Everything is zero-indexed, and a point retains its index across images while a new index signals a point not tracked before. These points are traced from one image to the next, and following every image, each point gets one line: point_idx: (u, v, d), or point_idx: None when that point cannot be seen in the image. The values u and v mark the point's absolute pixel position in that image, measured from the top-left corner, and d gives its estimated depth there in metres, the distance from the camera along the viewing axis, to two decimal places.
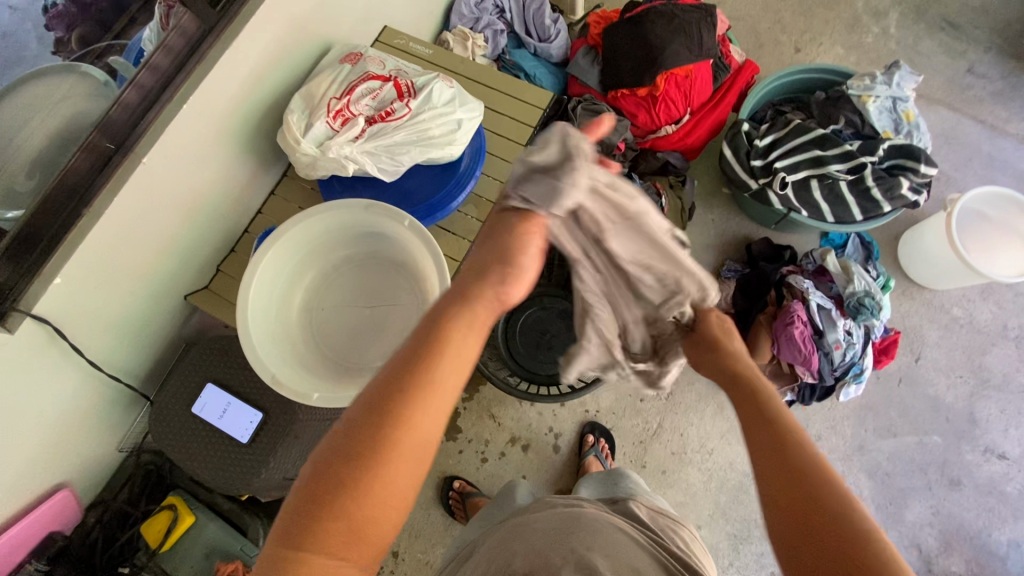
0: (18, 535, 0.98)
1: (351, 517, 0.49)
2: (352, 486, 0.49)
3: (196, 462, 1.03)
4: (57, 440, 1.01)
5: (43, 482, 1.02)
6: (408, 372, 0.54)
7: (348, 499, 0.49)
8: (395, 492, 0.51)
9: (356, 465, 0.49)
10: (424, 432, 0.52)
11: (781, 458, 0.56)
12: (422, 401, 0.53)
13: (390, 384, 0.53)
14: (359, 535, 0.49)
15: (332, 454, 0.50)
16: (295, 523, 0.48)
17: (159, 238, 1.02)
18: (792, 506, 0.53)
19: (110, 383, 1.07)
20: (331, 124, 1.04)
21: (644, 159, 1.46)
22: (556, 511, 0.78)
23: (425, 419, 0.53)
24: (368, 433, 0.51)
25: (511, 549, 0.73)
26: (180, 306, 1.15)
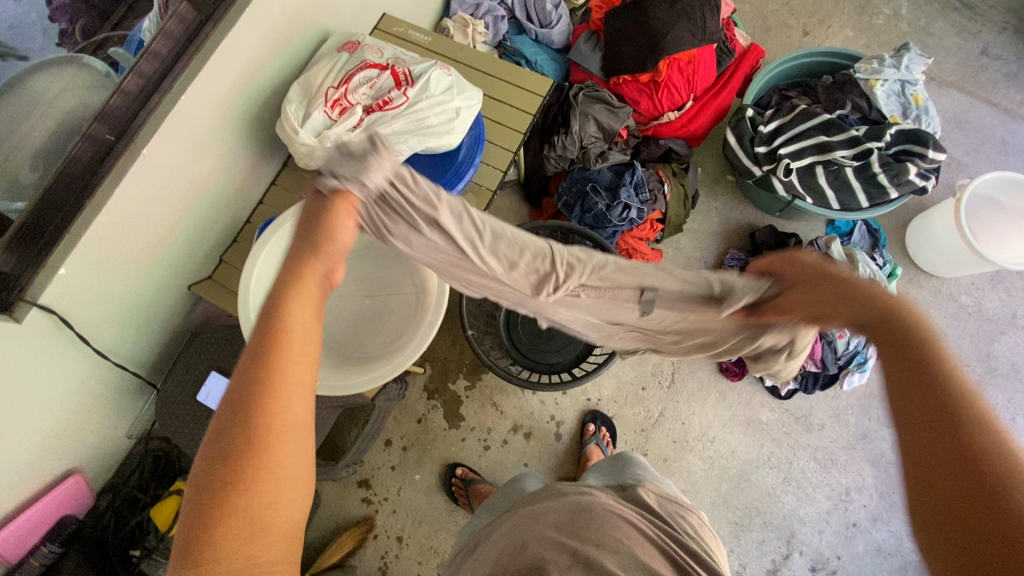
0: (33, 517, 1.01)
1: (243, 517, 0.42)
2: (232, 496, 0.42)
3: (202, 449, 1.06)
4: (67, 427, 1.03)
5: (55, 467, 1.05)
6: (254, 363, 0.44)
7: (237, 499, 0.42)
8: (286, 487, 0.44)
9: (235, 463, 0.42)
10: (293, 412, 0.45)
11: (939, 405, 0.40)
12: (278, 385, 0.44)
13: (236, 388, 0.43)
14: (259, 530, 0.43)
15: (207, 463, 0.42)
16: (183, 541, 0.42)
17: (161, 229, 1.03)
18: (942, 463, 0.39)
19: (118, 371, 1.09)
20: (328, 114, 1.04)
21: (647, 146, 1.44)
22: (566, 500, 0.77)
23: (294, 400, 0.45)
24: (238, 432, 0.42)
25: (522, 535, 0.73)
26: (184, 296, 1.17)
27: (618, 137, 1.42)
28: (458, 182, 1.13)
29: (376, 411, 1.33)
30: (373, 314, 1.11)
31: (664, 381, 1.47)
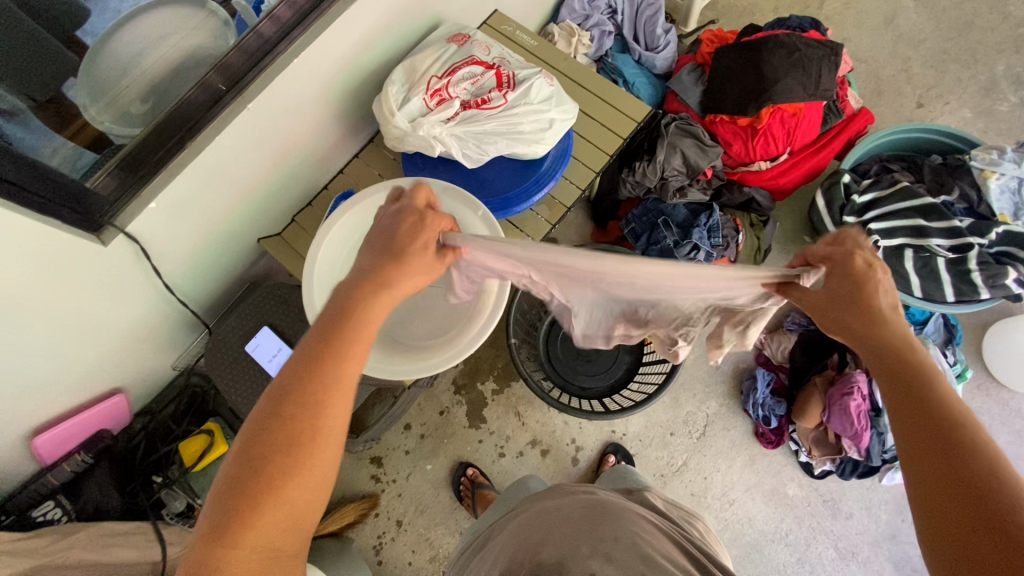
0: (78, 426, 1.08)
1: (287, 507, 0.51)
2: (287, 474, 0.51)
3: (239, 397, 1.09)
4: (122, 349, 1.08)
5: (103, 383, 1.10)
6: (314, 360, 0.55)
7: (282, 489, 0.50)
8: (324, 472, 0.53)
9: (292, 456, 0.51)
10: (332, 410, 0.54)
11: (929, 403, 0.52)
12: (332, 382, 0.55)
13: (288, 386, 0.54)
14: (291, 520, 0.51)
15: (261, 450, 0.51)
16: (223, 516, 0.49)
17: (247, 181, 1.06)
18: (949, 518, 0.47)
19: (178, 306, 1.13)
20: (426, 102, 1.05)
21: (729, 190, 1.40)
22: (580, 497, 0.76)
23: (331, 401, 0.54)
24: (295, 428, 0.52)
25: (538, 534, 0.70)
26: (252, 248, 1.21)
27: (701, 175, 1.38)
28: (536, 193, 1.12)
29: (404, 396, 1.34)
30: (425, 302, 1.11)
31: (694, 431, 1.43)
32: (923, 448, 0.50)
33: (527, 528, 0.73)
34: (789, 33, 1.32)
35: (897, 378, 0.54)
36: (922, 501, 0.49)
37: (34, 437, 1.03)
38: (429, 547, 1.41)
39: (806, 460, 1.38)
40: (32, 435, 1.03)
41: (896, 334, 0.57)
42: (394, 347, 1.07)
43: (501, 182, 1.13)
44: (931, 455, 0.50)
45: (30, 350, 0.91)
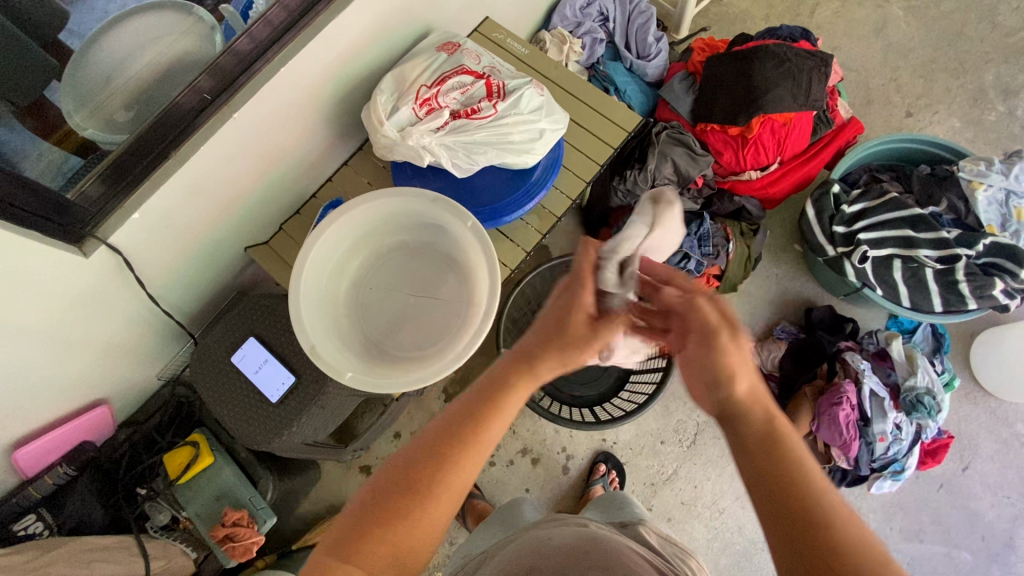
0: (60, 439, 1.06)
1: (391, 547, 0.53)
2: (403, 519, 0.53)
3: (224, 409, 1.07)
4: (105, 360, 1.06)
5: (87, 394, 1.09)
6: (445, 439, 0.56)
7: (392, 531, 0.53)
8: (432, 527, 0.54)
9: (406, 501, 0.53)
10: (446, 497, 0.54)
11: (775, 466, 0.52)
12: (446, 482, 0.54)
13: (415, 452, 0.56)
14: (396, 561, 0.53)
15: (388, 488, 0.54)
16: (344, 536, 0.53)
17: (233, 190, 1.05)
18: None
19: (163, 316, 1.12)
20: (416, 111, 1.04)
21: (720, 200, 1.40)
22: (572, 528, 0.74)
23: (442, 487, 0.54)
24: (418, 474, 0.54)
25: (528, 559, 0.70)
26: (239, 256, 1.20)
27: (692, 184, 1.38)
28: (526, 203, 1.11)
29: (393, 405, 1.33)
30: (411, 313, 1.11)
31: (685, 440, 1.43)
32: (781, 526, 0.50)
33: (517, 554, 0.72)
34: (779, 43, 1.32)
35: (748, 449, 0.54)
36: (777, 543, 0.50)
37: (14, 451, 1.01)
38: (419, 556, 1.40)
39: None
40: (12, 449, 1.01)
41: (745, 397, 0.56)
42: (383, 358, 1.07)
43: (491, 192, 1.12)
44: (791, 536, 0.49)
45: (9, 365, 0.89)
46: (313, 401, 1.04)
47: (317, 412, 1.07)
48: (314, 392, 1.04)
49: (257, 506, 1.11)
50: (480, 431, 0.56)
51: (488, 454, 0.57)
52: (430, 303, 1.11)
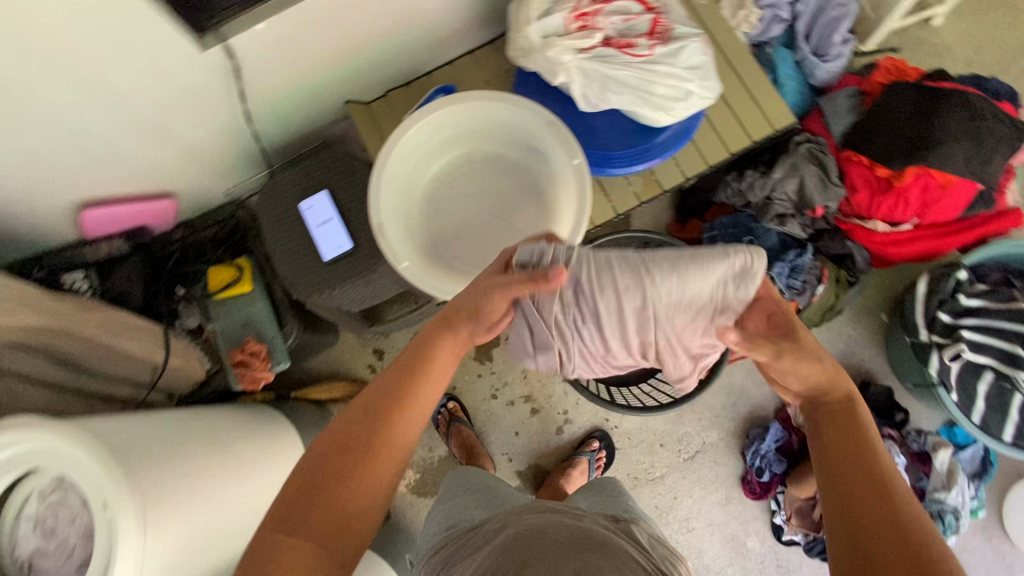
0: (126, 216, 1.11)
1: (331, 512, 0.59)
2: (333, 481, 0.60)
3: (277, 248, 1.08)
4: (185, 159, 1.07)
5: (158, 185, 1.11)
6: (377, 412, 0.64)
7: (327, 498, 0.59)
8: (371, 490, 0.61)
9: (335, 474, 0.60)
10: (374, 471, 0.62)
11: (859, 466, 0.58)
12: (378, 444, 0.63)
13: (351, 433, 0.63)
14: (343, 527, 0.59)
15: (319, 463, 0.61)
16: (283, 510, 0.59)
17: (357, 38, 0.99)
18: (894, 555, 0.52)
19: (249, 137, 1.11)
20: (567, 23, 0.94)
21: (831, 238, 1.29)
22: (567, 524, 0.75)
23: (380, 445, 0.63)
24: (348, 440, 0.62)
25: (528, 552, 0.70)
26: (336, 107, 1.16)
27: (809, 210, 1.26)
28: (639, 162, 1.02)
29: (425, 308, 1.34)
30: (481, 228, 1.08)
31: (683, 452, 1.41)
32: (853, 500, 0.56)
33: (514, 541, 0.73)
34: (979, 96, 1.15)
35: (835, 449, 0.60)
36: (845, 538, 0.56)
37: (85, 211, 1.06)
38: None
39: (778, 523, 1.36)
40: (82, 207, 1.06)
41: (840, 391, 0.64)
42: (442, 263, 1.05)
43: (607, 137, 1.04)
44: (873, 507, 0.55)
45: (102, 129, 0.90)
46: (363, 274, 1.04)
47: (362, 285, 1.06)
48: (367, 266, 1.04)
49: (277, 347, 1.16)
50: (401, 405, 0.65)
51: (410, 427, 0.65)
52: (503, 227, 1.07)
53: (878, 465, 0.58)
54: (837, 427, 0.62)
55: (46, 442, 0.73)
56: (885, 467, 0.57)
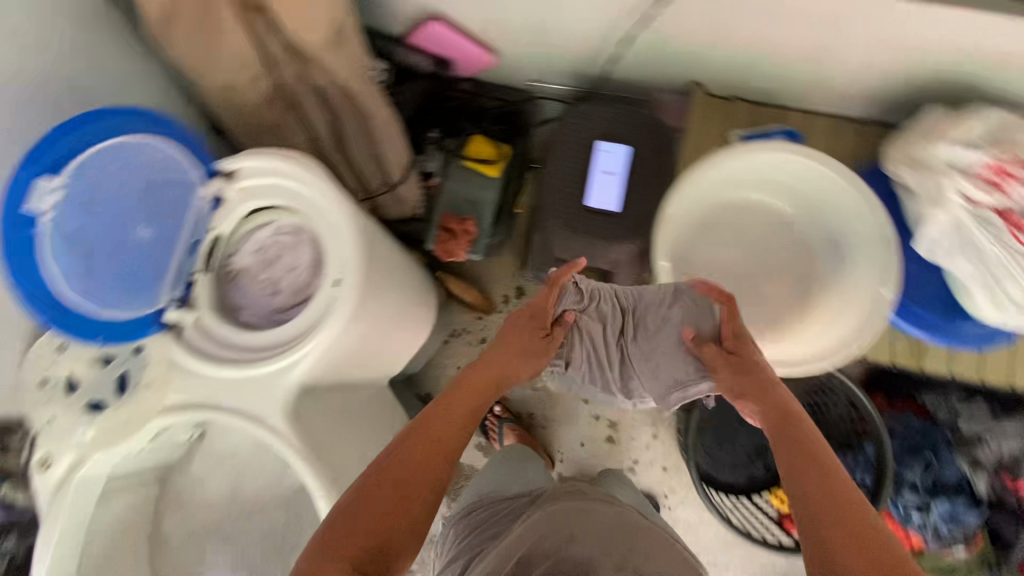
0: (456, 44, 1.09)
1: (375, 527, 0.57)
2: (379, 494, 0.59)
3: (550, 163, 1.04)
4: (532, 38, 1.04)
5: (487, 40, 1.08)
6: (441, 408, 0.67)
7: (373, 513, 0.57)
8: (411, 501, 0.59)
9: (382, 488, 0.59)
10: (416, 488, 0.60)
11: (837, 505, 0.56)
12: (418, 456, 0.62)
13: (424, 434, 0.64)
14: (382, 546, 0.56)
15: (370, 479, 0.60)
16: (333, 530, 0.56)
17: (768, 43, 0.91)
18: (817, 503, 0.57)
19: (593, 56, 1.06)
20: (982, 168, 0.85)
21: (1010, 521, 1.16)
22: (611, 511, 0.79)
23: (451, 439, 0.65)
24: (396, 458, 0.61)
25: (574, 527, 0.73)
26: (677, 81, 1.10)
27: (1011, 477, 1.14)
28: (920, 326, 0.96)
29: None
30: (731, 275, 1.02)
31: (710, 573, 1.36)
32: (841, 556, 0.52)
33: (562, 511, 0.76)
34: None
35: (809, 501, 0.57)
36: None
37: (435, 20, 1.03)
38: None
39: None
40: (436, 18, 1.03)
41: (799, 424, 0.66)
42: None
43: (911, 287, 0.96)
44: (802, 469, 0.60)
45: None
46: (607, 242, 1.01)
47: (596, 248, 1.02)
48: (615, 238, 1.00)
49: (480, 239, 1.16)
50: (445, 426, 0.65)
51: (453, 443, 0.65)
52: (757, 286, 1.01)
53: (852, 508, 0.56)
54: (801, 463, 0.60)
55: (322, 197, 0.76)
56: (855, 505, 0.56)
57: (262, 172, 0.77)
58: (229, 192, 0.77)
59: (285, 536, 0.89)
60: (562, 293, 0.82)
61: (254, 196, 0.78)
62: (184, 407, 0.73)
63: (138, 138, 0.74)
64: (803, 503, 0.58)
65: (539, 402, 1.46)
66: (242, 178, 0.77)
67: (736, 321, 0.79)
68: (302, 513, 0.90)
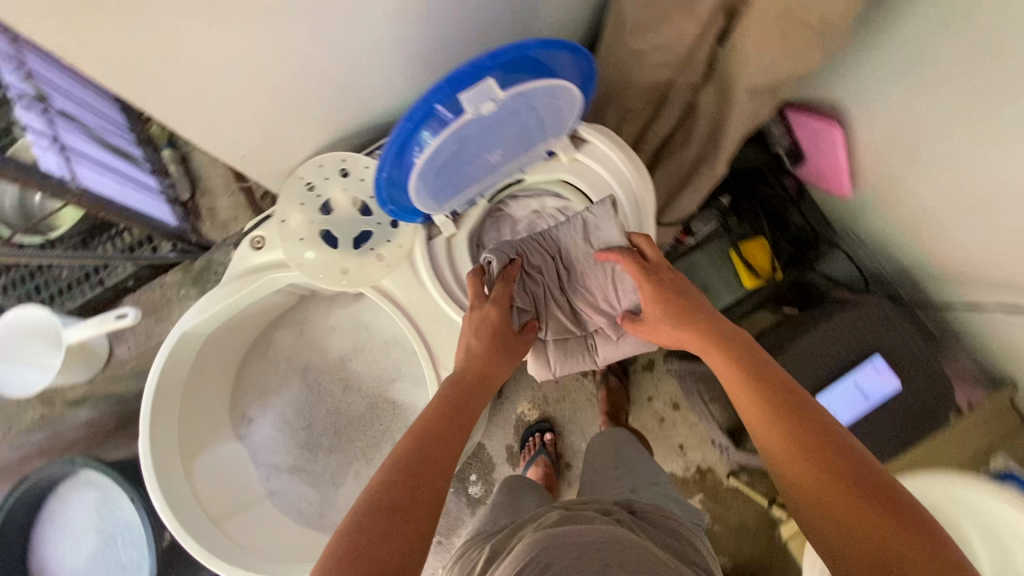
0: (818, 143, 0.96)
1: (401, 509, 0.44)
2: (405, 479, 0.46)
3: (812, 330, 0.90)
4: (905, 208, 0.90)
5: (865, 175, 0.94)
6: (463, 389, 0.57)
7: (407, 500, 0.45)
8: (439, 482, 0.48)
9: (414, 470, 0.47)
10: (442, 471, 0.48)
11: (834, 471, 0.43)
12: (447, 434, 0.52)
13: (439, 423, 0.53)
14: (416, 533, 0.44)
15: (397, 464, 0.47)
16: (361, 526, 0.43)
17: None
18: (802, 478, 0.44)
19: (944, 276, 0.90)
20: None
21: None
22: (603, 527, 0.49)
23: (469, 413, 0.56)
24: (426, 443, 0.50)
25: (550, 548, 0.44)
26: (993, 361, 0.93)
27: None
28: None
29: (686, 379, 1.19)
30: None
31: None
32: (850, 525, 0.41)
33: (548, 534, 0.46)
34: None
35: (813, 490, 0.43)
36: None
37: (822, 108, 0.92)
38: None
39: None
40: (826, 108, 0.91)
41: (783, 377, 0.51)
42: None
43: None
44: (766, 410, 0.48)
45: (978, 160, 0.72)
46: None
47: None
48: None
49: None
50: (466, 411, 0.55)
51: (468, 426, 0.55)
52: None
53: (850, 452, 0.44)
54: (801, 436, 0.45)
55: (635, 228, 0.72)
56: (863, 459, 0.43)
57: (609, 164, 0.71)
58: (567, 157, 0.72)
59: (357, 419, 0.91)
60: (489, 278, 0.64)
61: (582, 177, 0.72)
62: (393, 299, 0.72)
63: (574, 87, 0.58)
64: (785, 474, 0.45)
65: None
66: (588, 154, 0.72)
67: (643, 234, 0.63)
68: (382, 415, 0.91)
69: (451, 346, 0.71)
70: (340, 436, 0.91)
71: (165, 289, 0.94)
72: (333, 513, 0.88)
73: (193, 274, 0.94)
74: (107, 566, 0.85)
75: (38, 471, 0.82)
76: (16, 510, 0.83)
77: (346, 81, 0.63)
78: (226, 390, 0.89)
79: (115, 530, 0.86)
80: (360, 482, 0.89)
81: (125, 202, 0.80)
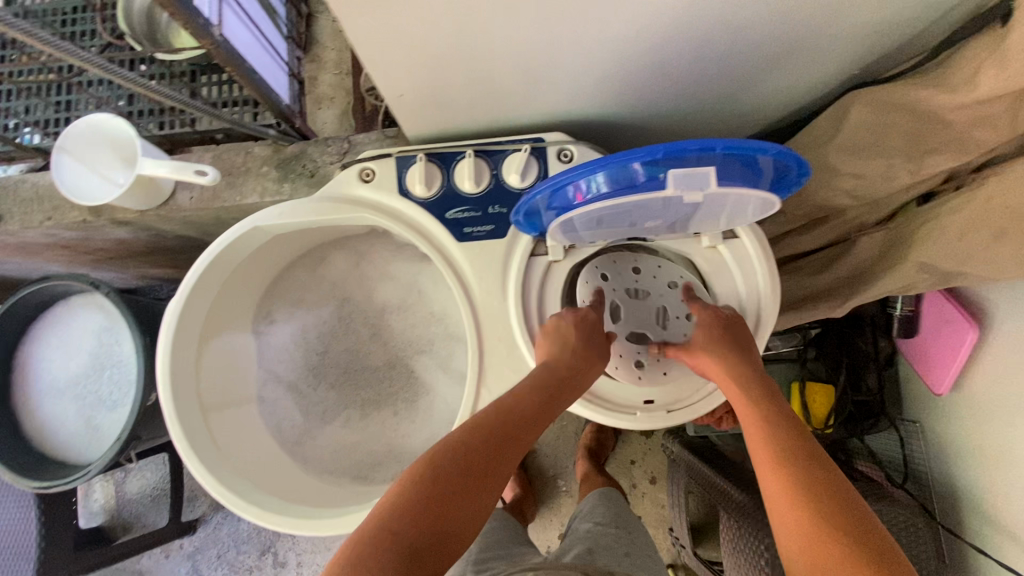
0: (943, 330, 0.88)
1: (457, 481, 0.52)
2: (467, 464, 0.53)
3: None
4: (995, 436, 0.83)
5: (972, 375, 0.87)
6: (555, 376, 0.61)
7: (463, 480, 0.52)
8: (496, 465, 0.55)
9: (478, 459, 0.54)
10: (506, 459, 0.55)
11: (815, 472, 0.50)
12: (519, 426, 0.58)
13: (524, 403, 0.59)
14: (449, 511, 0.50)
15: (473, 449, 0.54)
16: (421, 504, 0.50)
17: None
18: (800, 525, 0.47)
19: (988, 505, 0.84)
20: None
21: None
22: None
23: (547, 399, 0.60)
24: (494, 432, 0.56)
25: None
26: None
27: None
28: None
29: (677, 450, 1.27)
30: None
31: None
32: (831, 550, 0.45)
33: None
34: None
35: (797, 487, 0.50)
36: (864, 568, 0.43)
37: (966, 299, 0.85)
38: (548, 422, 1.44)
39: None
40: (971, 299, 0.84)
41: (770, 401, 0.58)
42: None
43: None
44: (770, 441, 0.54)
45: None
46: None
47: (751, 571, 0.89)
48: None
49: None
50: (535, 393, 0.60)
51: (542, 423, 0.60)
52: None
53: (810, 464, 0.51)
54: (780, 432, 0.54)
55: None
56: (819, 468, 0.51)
57: (746, 269, 0.66)
58: (709, 243, 0.66)
59: (371, 369, 0.88)
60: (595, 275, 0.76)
61: (711, 267, 0.67)
62: (467, 298, 0.67)
63: (776, 204, 0.51)
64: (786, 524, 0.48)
65: (548, 482, 1.40)
66: (730, 250, 0.66)
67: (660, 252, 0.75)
68: (396, 377, 0.88)
69: (502, 372, 0.67)
70: (347, 376, 0.88)
71: (248, 158, 0.89)
72: (311, 444, 0.85)
73: (281, 158, 0.89)
74: (87, 389, 0.85)
75: (59, 278, 0.81)
76: (31, 296, 0.83)
77: (536, 62, 0.57)
78: (263, 282, 0.86)
79: (106, 362, 0.85)
80: (347, 428, 0.87)
81: (252, 64, 0.75)
